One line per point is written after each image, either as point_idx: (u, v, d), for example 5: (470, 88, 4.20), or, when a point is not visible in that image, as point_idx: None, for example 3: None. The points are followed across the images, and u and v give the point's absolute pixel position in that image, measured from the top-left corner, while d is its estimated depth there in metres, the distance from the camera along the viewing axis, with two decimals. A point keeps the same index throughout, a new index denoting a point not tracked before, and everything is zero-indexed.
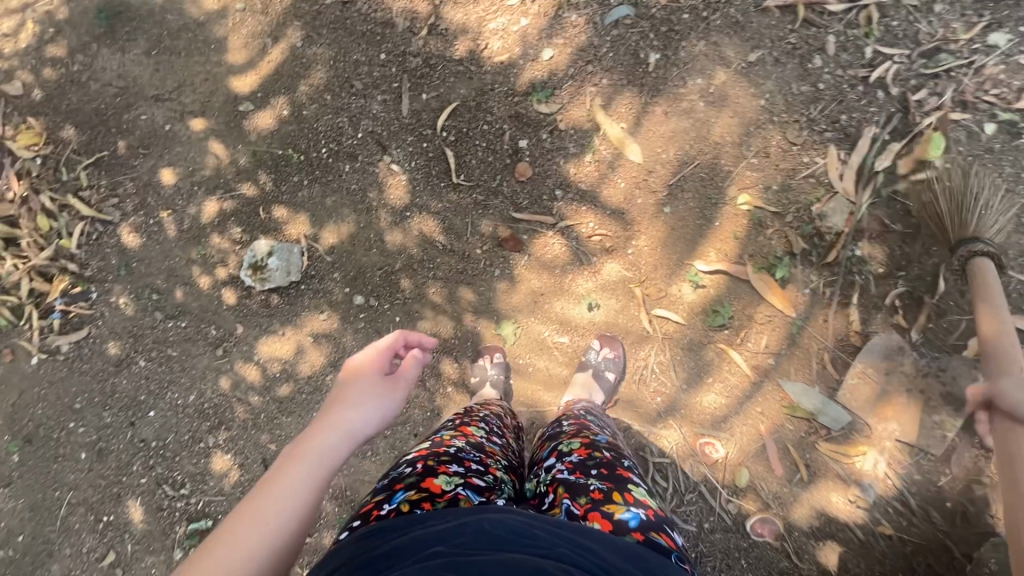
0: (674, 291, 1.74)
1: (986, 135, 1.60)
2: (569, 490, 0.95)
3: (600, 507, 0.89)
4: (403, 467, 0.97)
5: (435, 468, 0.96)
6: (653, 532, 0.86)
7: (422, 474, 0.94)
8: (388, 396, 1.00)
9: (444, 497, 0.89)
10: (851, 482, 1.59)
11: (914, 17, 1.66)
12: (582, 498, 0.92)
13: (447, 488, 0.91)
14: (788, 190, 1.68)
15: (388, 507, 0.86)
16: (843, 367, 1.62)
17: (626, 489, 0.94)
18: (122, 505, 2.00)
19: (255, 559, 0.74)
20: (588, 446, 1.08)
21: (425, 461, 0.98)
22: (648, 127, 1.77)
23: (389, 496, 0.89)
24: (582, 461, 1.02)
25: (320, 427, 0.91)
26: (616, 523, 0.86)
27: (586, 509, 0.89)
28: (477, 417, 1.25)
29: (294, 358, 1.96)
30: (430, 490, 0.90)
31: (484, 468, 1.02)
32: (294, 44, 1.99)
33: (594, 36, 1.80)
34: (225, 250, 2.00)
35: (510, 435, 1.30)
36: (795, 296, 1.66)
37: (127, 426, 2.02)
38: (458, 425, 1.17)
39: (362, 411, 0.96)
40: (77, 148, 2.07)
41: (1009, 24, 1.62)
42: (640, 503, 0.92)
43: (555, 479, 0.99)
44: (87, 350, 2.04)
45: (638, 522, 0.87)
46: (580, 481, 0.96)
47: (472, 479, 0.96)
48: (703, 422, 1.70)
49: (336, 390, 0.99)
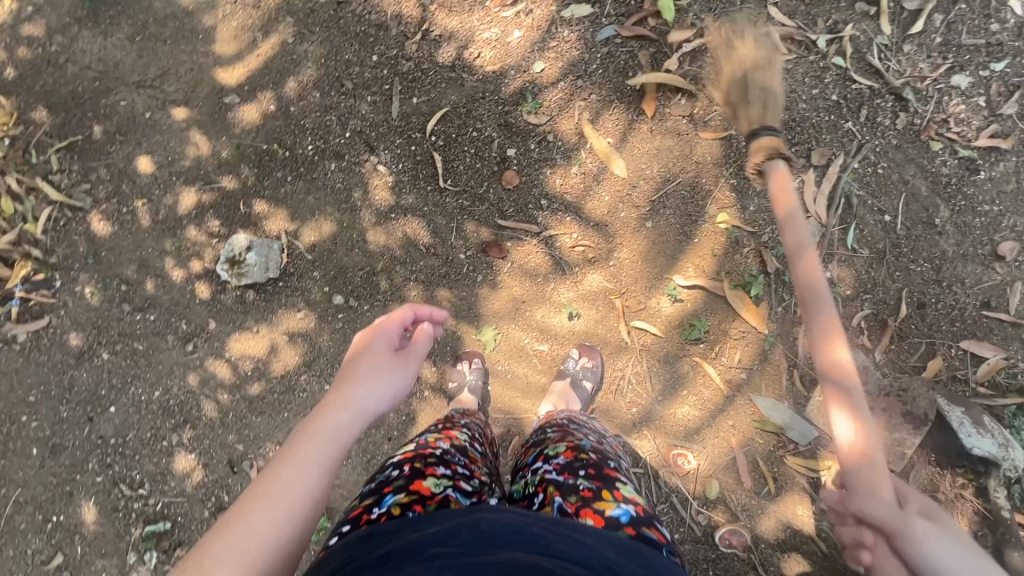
0: (653, 304, 1.78)
1: (947, 169, 1.70)
2: (559, 489, 0.96)
3: (591, 505, 0.91)
4: (390, 470, 0.95)
5: (424, 470, 0.95)
6: (644, 527, 0.88)
7: (410, 477, 0.92)
8: (398, 373, 0.98)
9: (434, 500, 0.89)
10: (816, 495, 1.63)
11: (885, 56, 1.74)
12: (572, 497, 0.93)
13: (436, 490, 0.91)
14: (765, 211, 1.73)
15: (379, 510, 0.85)
16: (812, 384, 1.67)
17: (615, 487, 0.96)
18: (73, 505, 1.90)
19: (275, 534, 0.74)
20: (573, 449, 1.08)
21: (412, 464, 0.96)
22: (634, 143, 1.81)
23: (378, 500, 0.88)
24: (569, 463, 1.02)
25: (325, 408, 0.89)
26: (607, 519, 0.88)
27: (577, 507, 0.91)
28: (459, 423, 1.24)
29: (267, 356, 1.92)
30: (421, 493, 0.89)
31: (471, 471, 1.02)
32: (286, 39, 1.98)
33: (585, 52, 1.84)
34: (201, 243, 1.95)
35: (491, 446, 1.29)
36: (767, 314, 1.71)
37: (85, 421, 1.93)
38: (442, 430, 1.17)
39: (370, 390, 0.93)
40: (49, 131, 2.00)
41: (970, 67, 1.71)
42: (629, 500, 0.94)
43: (543, 479, 1.00)
44: (46, 341, 1.96)
45: (628, 518, 0.89)
46: (569, 481, 0.97)
47: (461, 482, 0.96)
48: (676, 433, 1.73)
49: (347, 367, 0.97)
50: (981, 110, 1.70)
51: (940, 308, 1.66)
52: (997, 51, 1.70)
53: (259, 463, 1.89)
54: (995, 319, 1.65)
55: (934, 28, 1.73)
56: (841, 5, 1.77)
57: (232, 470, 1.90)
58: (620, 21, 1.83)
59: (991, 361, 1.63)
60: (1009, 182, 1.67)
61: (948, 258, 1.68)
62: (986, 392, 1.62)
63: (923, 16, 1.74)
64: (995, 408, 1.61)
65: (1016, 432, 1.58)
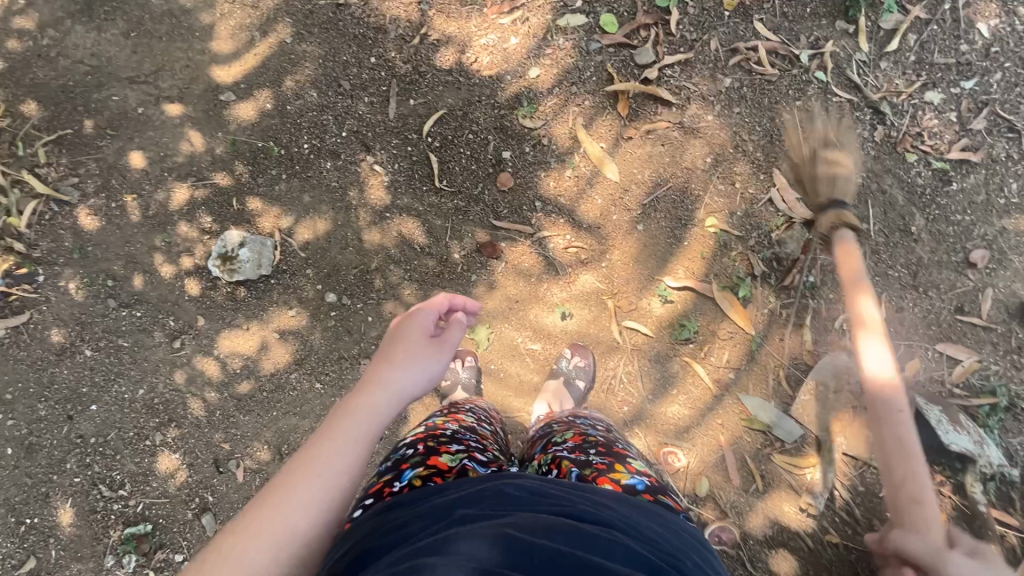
0: (644, 305, 1.81)
1: (922, 179, 1.78)
2: (573, 463, 1.00)
3: (607, 474, 0.96)
4: (405, 449, 0.99)
5: (438, 448, 0.98)
6: (660, 494, 0.93)
7: (426, 454, 0.96)
8: (436, 354, 0.94)
9: (452, 472, 0.92)
10: (802, 492, 1.67)
11: (864, 71, 1.83)
12: (588, 468, 0.98)
13: (453, 464, 0.94)
14: (752, 216, 1.80)
15: (400, 484, 0.88)
16: (797, 383, 1.72)
17: (627, 462, 1.01)
18: (49, 507, 1.84)
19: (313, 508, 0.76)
20: (581, 433, 1.14)
21: (426, 442, 1.00)
22: (626, 148, 1.87)
23: (397, 475, 0.92)
24: (580, 444, 1.08)
25: (361, 389, 0.87)
26: (625, 486, 0.93)
27: (595, 475, 0.95)
28: (463, 408, 1.26)
29: (256, 355, 1.89)
30: (439, 466, 0.93)
31: (484, 447, 1.06)
32: (284, 40, 1.99)
33: (579, 60, 1.89)
34: (193, 240, 1.94)
35: (497, 426, 1.32)
36: (754, 315, 1.76)
37: (64, 420, 1.88)
38: (448, 413, 1.19)
39: (407, 374, 0.90)
40: (37, 124, 1.97)
41: (942, 85, 1.82)
42: (642, 473, 0.99)
43: (556, 457, 1.05)
44: (25, 337, 1.90)
45: (644, 486, 0.94)
46: (581, 457, 1.02)
47: (476, 455, 1.00)
48: (667, 431, 1.76)
49: (382, 348, 0.94)
50: (953, 125, 1.80)
51: (917, 311, 1.73)
52: (966, 70, 1.82)
53: (246, 463, 1.86)
54: (968, 322, 1.72)
55: (909, 47, 1.84)
56: (822, 23, 1.86)
57: (217, 470, 1.86)
58: (614, 27, 1.89)
59: (965, 363, 1.69)
60: (978, 194, 1.77)
61: (924, 264, 1.75)
62: (962, 392, 1.68)
63: (898, 35, 1.84)
64: (970, 408, 1.67)
65: (989, 431, 1.64)
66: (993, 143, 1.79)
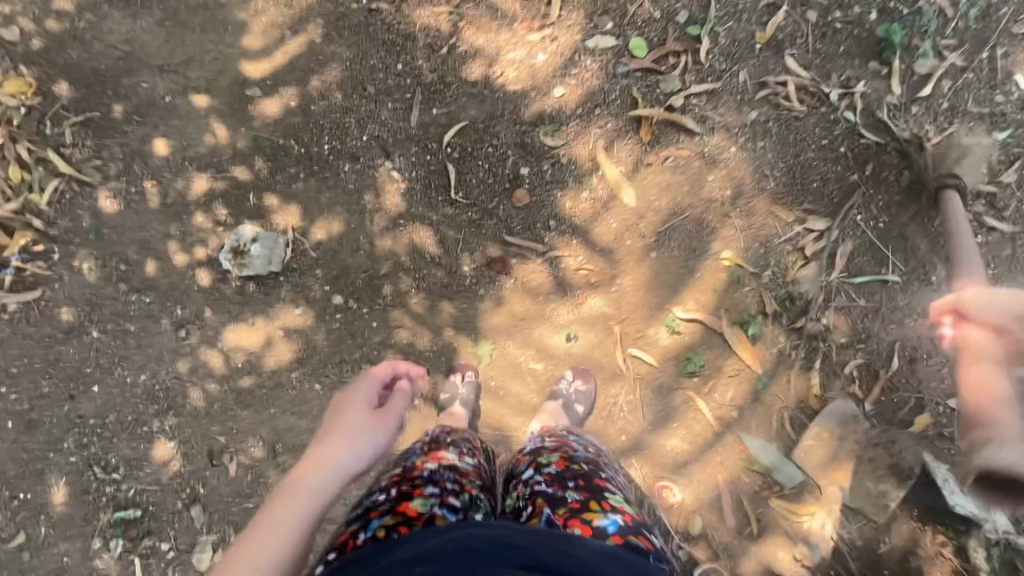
0: (651, 333, 1.79)
1: None
2: (546, 501, 0.99)
3: (579, 515, 0.95)
4: (376, 496, 1.00)
5: (410, 493, 0.99)
6: (632, 536, 0.92)
7: (397, 499, 0.97)
8: (379, 425, 1.13)
9: (420, 519, 0.92)
10: (798, 540, 1.63)
11: (896, 113, 1.80)
12: (561, 508, 0.97)
13: (423, 510, 0.94)
14: (767, 253, 1.77)
15: (365, 535, 0.89)
16: (801, 428, 1.68)
17: (603, 498, 1.00)
18: (43, 484, 1.86)
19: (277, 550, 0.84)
20: (566, 459, 1.13)
21: (399, 488, 1.00)
22: (646, 174, 1.85)
23: (363, 525, 0.92)
24: (560, 474, 1.07)
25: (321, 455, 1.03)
26: (595, 529, 0.92)
27: (565, 518, 0.94)
28: (446, 441, 1.24)
29: (260, 350, 1.90)
30: (406, 514, 0.93)
31: (460, 487, 1.06)
32: (314, 40, 2.01)
33: (605, 82, 1.89)
34: (207, 231, 1.95)
35: (482, 458, 1.28)
36: (762, 354, 1.73)
37: (65, 399, 1.89)
38: (428, 450, 1.18)
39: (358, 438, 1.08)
40: (67, 104, 2.01)
41: (974, 133, 1.78)
42: (617, 510, 0.98)
43: (532, 492, 1.03)
44: (36, 313, 1.93)
45: (616, 528, 0.93)
46: (557, 493, 1.01)
47: (449, 499, 1.00)
48: (664, 465, 1.73)
49: (338, 422, 1.13)
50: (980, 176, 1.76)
51: (931, 364, 1.66)
52: (1000, 121, 1.78)
53: (240, 458, 1.86)
54: None
55: (942, 93, 1.80)
56: (855, 62, 1.83)
57: (211, 462, 1.87)
58: (643, 51, 1.88)
59: None
60: (1003, 249, 1.73)
61: None
62: None
63: (932, 81, 1.80)
64: None
65: None
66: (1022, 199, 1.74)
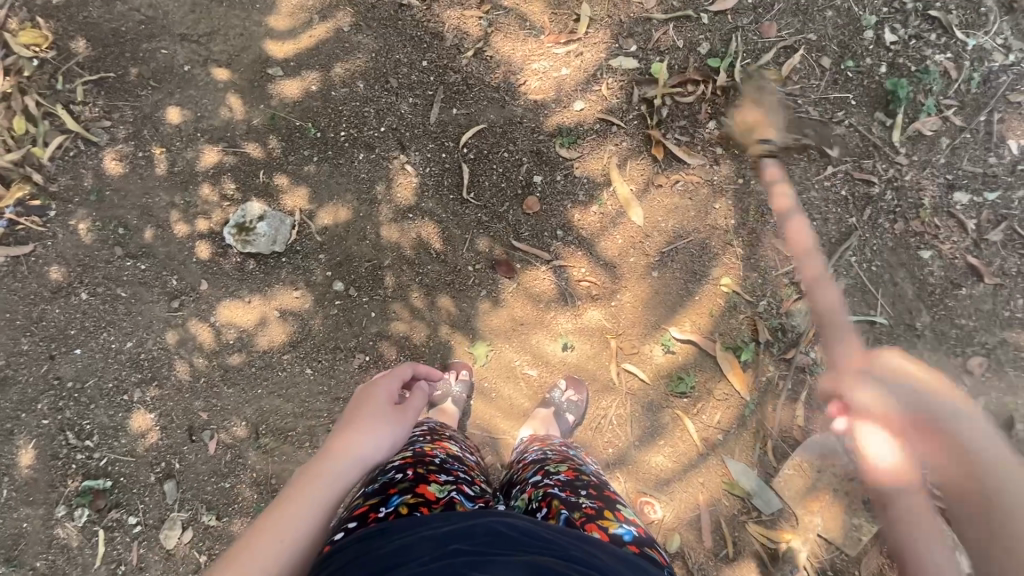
0: (646, 350, 1.82)
1: (934, 279, 1.82)
2: (563, 504, 1.01)
3: (596, 521, 0.96)
4: (393, 474, 1.00)
5: (427, 476, 1.01)
6: (648, 547, 0.93)
7: (415, 480, 0.98)
8: (397, 423, 1.05)
9: (440, 503, 0.94)
10: (771, 566, 1.66)
11: (896, 161, 1.88)
12: (577, 511, 0.98)
13: (440, 495, 0.97)
14: (764, 283, 1.82)
15: (386, 509, 0.90)
16: (782, 457, 1.72)
17: (616, 508, 1.02)
18: (11, 445, 1.79)
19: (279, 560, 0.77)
20: (575, 470, 1.15)
21: (415, 469, 1.02)
22: (655, 195, 1.90)
23: (384, 499, 0.93)
24: (571, 481, 1.09)
25: (335, 450, 0.93)
26: (611, 535, 0.93)
27: (582, 521, 0.96)
28: (445, 433, 1.25)
29: (254, 329, 1.88)
30: (426, 496, 0.94)
31: (471, 478, 1.10)
32: (342, 27, 2.02)
33: (624, 102, 1.94)
34: (212, 204, 1.93)
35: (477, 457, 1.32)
36: (752, 381, 1.77)
37: (44, 359, 1.84)
38: (433, 438, 1.19)
39: (376, 435, 0.99)
40: (82, 62, 1.98)
41: (968, 189, 1.86)
42: (630, 522, 1.00)
43: (546, 494, 1.05)
44: (24, 269, 1.88)
45: (632, 537, 0.95)
46: (572, 497, 1.03)
47: (464, 487, 1.03)
48: (647, 481, 1.75)
49: (353, 409, 1.04)
50: (969, 231, 1.84)
51: None
52: (992, 182, 1.86)
53: (220, 436, 1.82)
54: None
55: (941, 149, 1.88)
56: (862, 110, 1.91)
57: (189, 438, 1.83)
58: (663, 76, 1.93)
59: None
60: (986, 302, 1.80)
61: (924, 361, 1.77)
62: None
63: (934, 137, 1.88)
64: None
65: None
66: (1006, 257, 1.82)
